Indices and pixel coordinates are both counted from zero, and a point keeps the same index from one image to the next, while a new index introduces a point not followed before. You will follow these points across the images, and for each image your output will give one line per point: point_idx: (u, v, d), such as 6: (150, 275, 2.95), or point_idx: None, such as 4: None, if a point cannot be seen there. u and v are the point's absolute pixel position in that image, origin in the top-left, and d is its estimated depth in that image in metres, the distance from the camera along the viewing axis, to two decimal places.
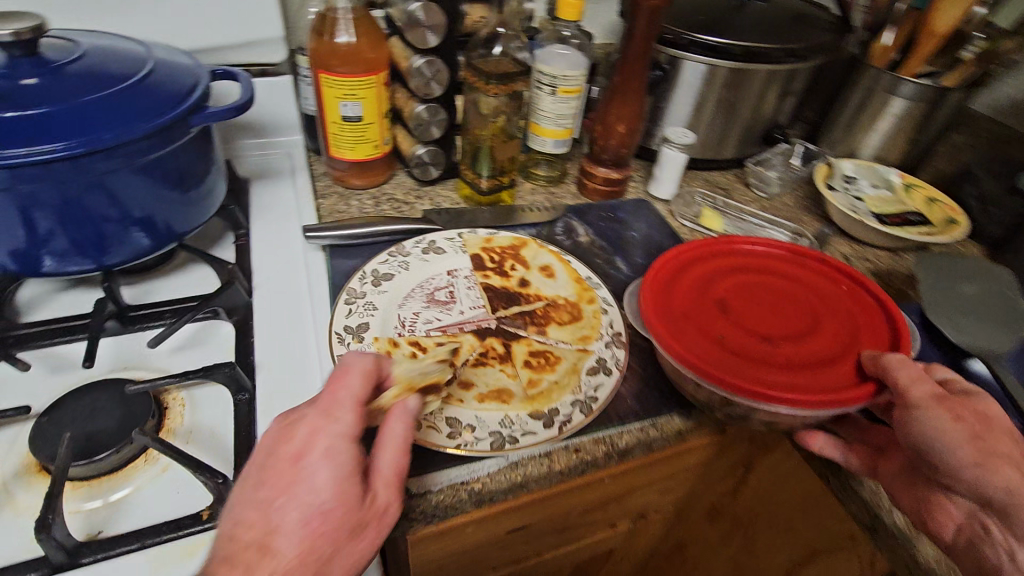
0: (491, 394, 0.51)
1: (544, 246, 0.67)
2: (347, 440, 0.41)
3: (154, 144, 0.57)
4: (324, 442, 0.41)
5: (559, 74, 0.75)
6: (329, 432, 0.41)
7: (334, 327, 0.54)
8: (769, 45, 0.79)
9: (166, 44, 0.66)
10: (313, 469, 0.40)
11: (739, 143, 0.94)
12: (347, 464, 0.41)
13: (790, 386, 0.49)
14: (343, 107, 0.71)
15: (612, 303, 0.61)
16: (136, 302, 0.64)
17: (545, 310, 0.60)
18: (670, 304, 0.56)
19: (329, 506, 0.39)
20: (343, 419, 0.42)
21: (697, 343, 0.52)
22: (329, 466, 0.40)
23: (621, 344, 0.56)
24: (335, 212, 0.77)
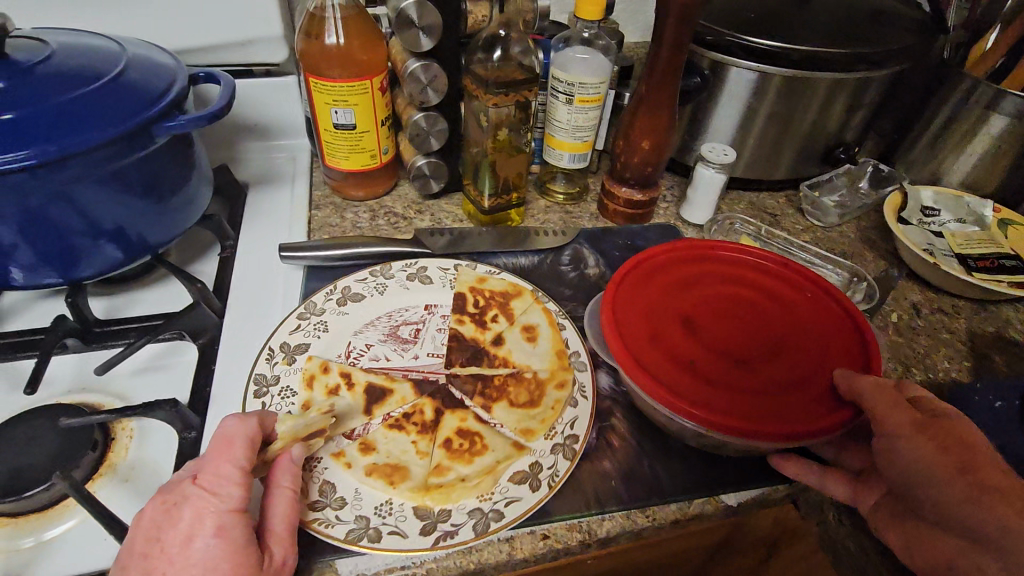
0: (382, 469, 0.46)
1: (541, 303, 0.59)
2: (236, 512, 0.38)
3: (120, 153, 0.54)
4: (186, 523, 0.36)
5: (576, 81, 0.66)
6: (215, 507, 0.37)
7: (269, 342, 0.53)
8: (832, 50, 0.66)
9: (147, 43, 0.63)
10: (204, 549, 0.36)
11: (794, 162, 0.81)
12: (227, 538, 0.37)
13: (751, 414, 0.45)
14: (334, 113, 0.65)
15: (586, 396, 0.50)
16: (109, 316, 0.61)
17: (504, 380, 0.54)
18: (632, 314, 0.52)
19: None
20: (228, 490, 0.38)
21: (655, 359, 0.48)
22: (222, 541, 0.36)
23: (567, 453, 0.46)
24: (328, 225, 0.72)
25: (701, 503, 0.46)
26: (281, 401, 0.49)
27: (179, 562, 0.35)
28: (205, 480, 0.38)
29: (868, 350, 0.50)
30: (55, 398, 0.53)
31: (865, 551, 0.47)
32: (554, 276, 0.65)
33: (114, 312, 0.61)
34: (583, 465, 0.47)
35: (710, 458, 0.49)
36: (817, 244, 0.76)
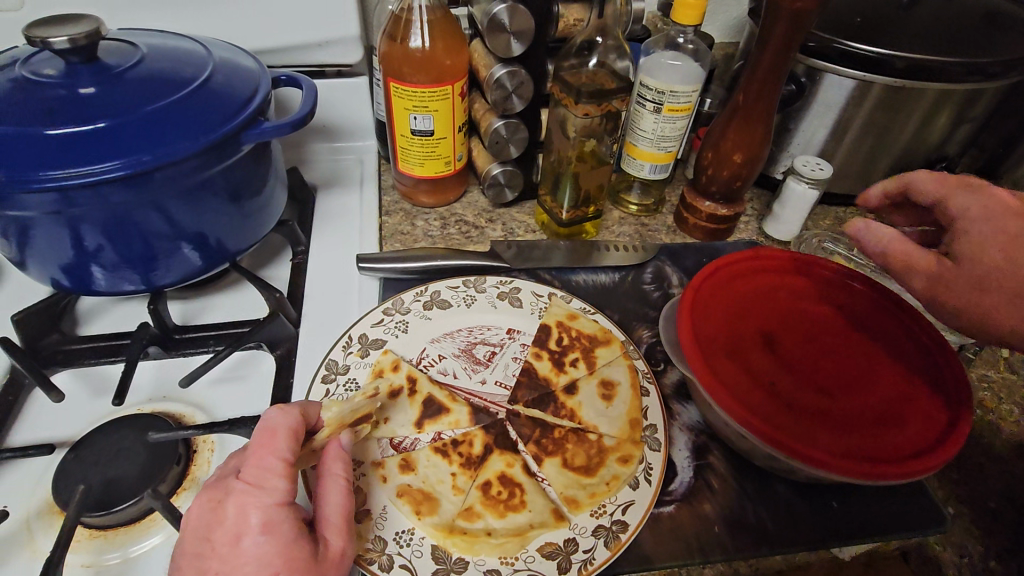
0: (415, 494, 0.41)
1: (629, 359, 0.51)
2: (284, 505, 0.35)
3: (208, 161, 0.52)
4: (234, 525, 0.33)
5: (666, 89, 0.62)
6: (261, 502, 0.34)
7: (350, 330, 0.51)
8: (948, 59, 0.61)
9: (228, 44, 0.61)
10: (255, 547, 0.33)
11: (889, 177, 0.76)
12: (283, 535, 0.33)
13: (834, 443, 0.40)
14: (413, 119, 0.63)
15: (651, 482, 0.42)
16: (186, 322, 0.60)
17: (564, 435, 0.47)
18: (707, 321, 0.47)
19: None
20: (273, 481, 0.35)
21: (730, 372, 0.44)
22: (273, 537, 0.33)
23: (610, 535, 0.39)
24: (398, 233, 0.70)
25: (810, 554, 0.43)
26: (345, 392, 0.47)
27: (231, 562, 0.32)
28: (249, 473, 0.35)
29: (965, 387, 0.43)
30: (138, 406, 0.53)
31: None
32: (636, 296, 0.62)
33: (190, 317, 0.61)
34: (682, 505, 0.44)
35: (821, 506, 0.45)
36: None
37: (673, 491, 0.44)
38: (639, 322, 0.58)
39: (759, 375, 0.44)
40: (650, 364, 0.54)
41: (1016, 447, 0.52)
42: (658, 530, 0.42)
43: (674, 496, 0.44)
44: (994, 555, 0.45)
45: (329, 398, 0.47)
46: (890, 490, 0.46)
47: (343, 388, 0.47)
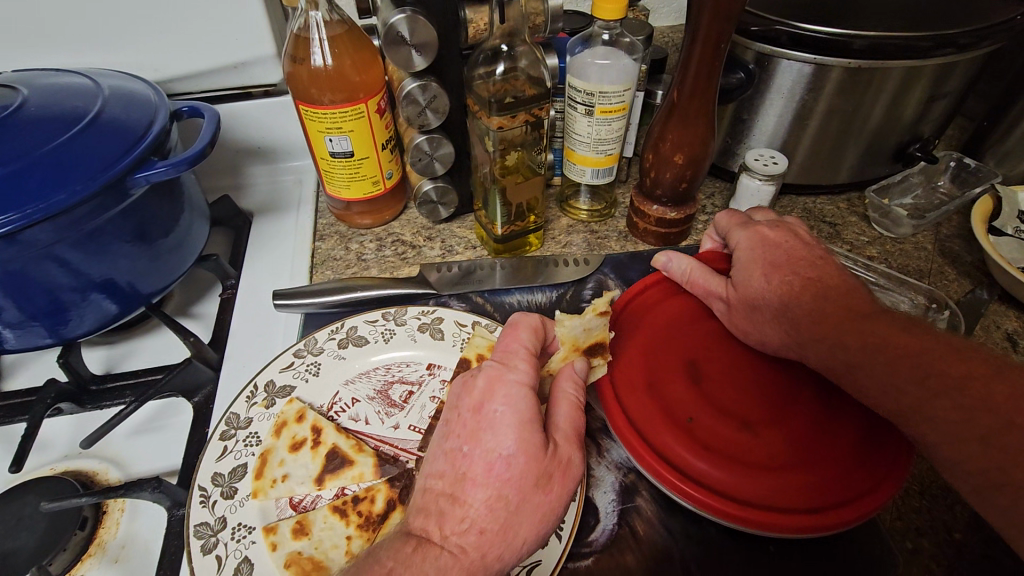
0: (304, 563, 0.39)
1: None
2: (529, 389, 0.38)
3: (101, 206, 0.50)
4: (489, 398, 0.37)
5: (595, 90, 0.57)
6: (509, 377, 0.38)
7: (255, 378, 0.48)
8: (907, 34, 0.55)
9: (126, 75, 0.59)
10: (497, 412, 0.36)
11: (858, 163, 0.70)
12: (525, 413, 0.36)
13: (758, 487, 0.37)
14: (329, 141, 0.60)
15: (562, 538, 0.39)
16: (107, 370, 0.58)
17: None
18: (624, 357, 0.45)
19: (526, 462, 0.34)
20: (520, 366, 0.39)
21: (646, 410, 0.41)
22: (514, 409, 0.36)
23: None
24: (330, 259, 0.67)
25: None
26: (244, 449, 0.44)
27: (477, 426, 0.36)
28: (498, 354, 0.40)
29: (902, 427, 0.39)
30: (50, 466, 0.51)
31: None
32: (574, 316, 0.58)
33: (113, 364, 0.59)
34: (601, 557, 0.40)
35: (755, 550, 0.41)
36: (885, 261, 0.66)
37: (592, 542, 0.41)
38: None
39: (680, 412, 0.41)
40: None
41: None
42: None
43: (594, 547, 0.41)
44: None
45: (226, 455, 0.43)
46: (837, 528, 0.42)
47: (242, 444, 0.44)
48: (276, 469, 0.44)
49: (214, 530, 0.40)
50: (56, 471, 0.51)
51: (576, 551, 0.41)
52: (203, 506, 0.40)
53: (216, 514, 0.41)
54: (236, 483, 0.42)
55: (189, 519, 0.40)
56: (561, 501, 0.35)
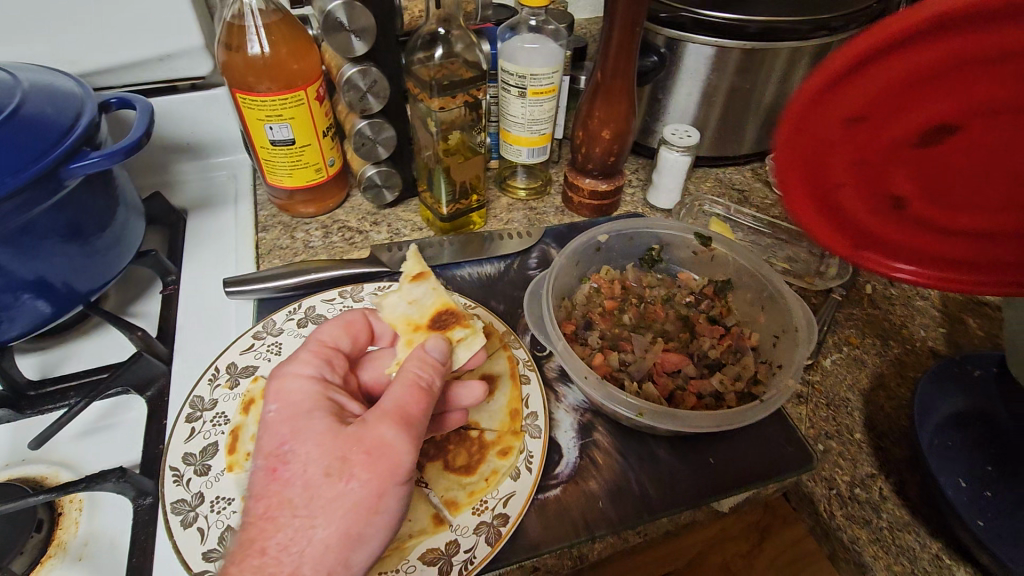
0: None
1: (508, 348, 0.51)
2: (315, 382, 0.38)
3: (30, 200, 0.48)
4: (273, 404, 0.36)
5: (527, 73, 0.62)
6: (296, 376, 0.37)
7: (216, 361, 0.48)
8: (790, 19, 0.63)
9: (42, 67, 0.56)
10: (269, 414, 0.36)
11: (759, 136, 0.79)
12: (305, 408, 0.35)
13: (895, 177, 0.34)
14: (269, 129, 0.60)
15: (531, 469, 0.43)
16: (43, 376, 0.55)
17: (446, 437, 0.45)
18: (858, 82, 0.31)
19: (308, 451, 0.33)
20: (306, 360, 0.39)
21: (835, 168, 0.36)
22: (287, 405, 0.36)
23: (494, 531, 0.40)
24: (277, 249, 0.67)
25: (691, 511, 0.45)
26: (213, 429, 0.45)
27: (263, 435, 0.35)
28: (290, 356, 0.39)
29: None
30: None
31: (858, 543, 0.44)
32: (523, 283, 0.62)
33: (49, 369, 0.56)
34: (568, 487, 0.44)
35: (698, 463, 0.47)
36: (786, 220, 0.75)
37: (559, 475, 0.45)
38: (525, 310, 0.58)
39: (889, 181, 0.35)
40: (534, 350, 0.54)
41: (880, 378, 0.55)
42: (545, 514, 0.43)
43: (560, 479, 0.45)
44: (858, 483, 0.47)
45: (195, 436, 0.44)
46: (763, 438, 0.49)
47: (209, 424, 0.45)
48: (248, 443, 0.44)
49: (194, 505, 0.40)
50: None
51: (544, 484, 0.45)
52: (178, 484, 0.41)
53: (192, 491, 0.41)
54: (210, 460, 0.43)
55: (165, 497, 0.40)
56: (373, 486, 0.33)
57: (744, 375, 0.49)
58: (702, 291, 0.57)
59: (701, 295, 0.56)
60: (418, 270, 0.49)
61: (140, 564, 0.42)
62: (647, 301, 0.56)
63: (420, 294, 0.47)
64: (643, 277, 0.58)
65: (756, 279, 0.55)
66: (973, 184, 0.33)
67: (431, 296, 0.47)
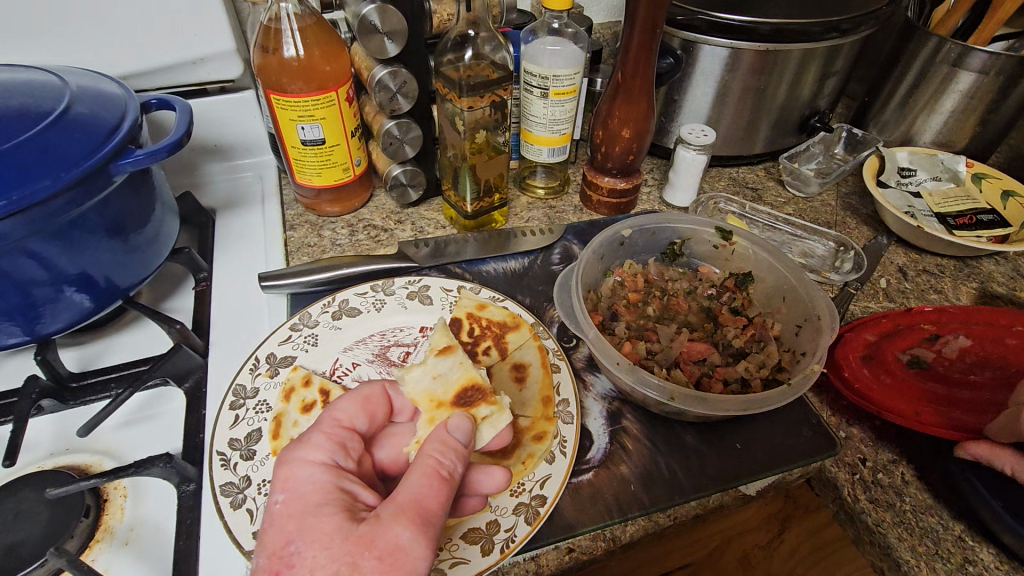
0: None
1: (537, 338, 0.52)
2: (326, 469, 0.35)
3: (79, 196, 0.49)
4: (281, 496, 0.34)
5: (550, 75, 0.64)
6: (308, 462, 0.35)
7: (256, 351, 0.50)
8: (804, 20, 0.65)
9: (86, 71, 0.58)
10: (275, 505, 0.34)
11: (772, 135, 0.81)
12: (315, 500, 0.33)
13: (912, 315, 0.56)
14: (300, 130, 0.62)
15: (566, 453, 0.44)
16: (83, 368, 0.57)
17: None
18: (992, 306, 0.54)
19: (315, 556, 0.31)
20: (319, 442, 0.36)
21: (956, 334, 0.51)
22: (296, 498, 0.34)
23: (528, 513, 0.41)
24: (305, 246, 0.69)
25: (721, 494, 0.46)
26: (256, 416, 0.46)
27: (267, 531, 0.33)
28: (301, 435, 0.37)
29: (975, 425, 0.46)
30: (38, 464, 0.49)
31: (883, 526, 0.46)
32: (547, 278, 0.63)
33: (89, 362, 0.57)
34: (600, 471, 0.46)
35: (725, 447, 0.48)
36: (800, 217, 0.77)
37: (591, 460, 0.46)
38: (550, 303, 0.60)
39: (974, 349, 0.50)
40: (562, 341, 0.55)
41: None
42: (579, 498, 0.44)
43: (591, 463, 0.46)
44: (880, 468, 0.49)
45: (239, 422, 0.46)
46: (788, 425, 0.50)
47: (252, 411, 0.47)
48: (291, 429, 0.46)
49: (241, 487, 0.42)
50: (44, 469, 0.49)
51: (577, 468, 0.46)
52: (225, 467, 0.43)
53: (239, 474, 0.43)
54: (253, 445, 0.44)
55: (214, 480, 0.42)
56: None
57: (769, 362, 0.50)
58: (724, 284, 0.58)
59: (722, 288, 0.58)
60: (445, 344, 0.47)
61: (187, 547, 0.43)
62: (670, 294, 0.58)
63: (445, 368, 0.45)
64: (665, 271, 0.60)
65: (775, 271, 0.57)
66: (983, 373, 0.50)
67: (457, 369, 0.45)
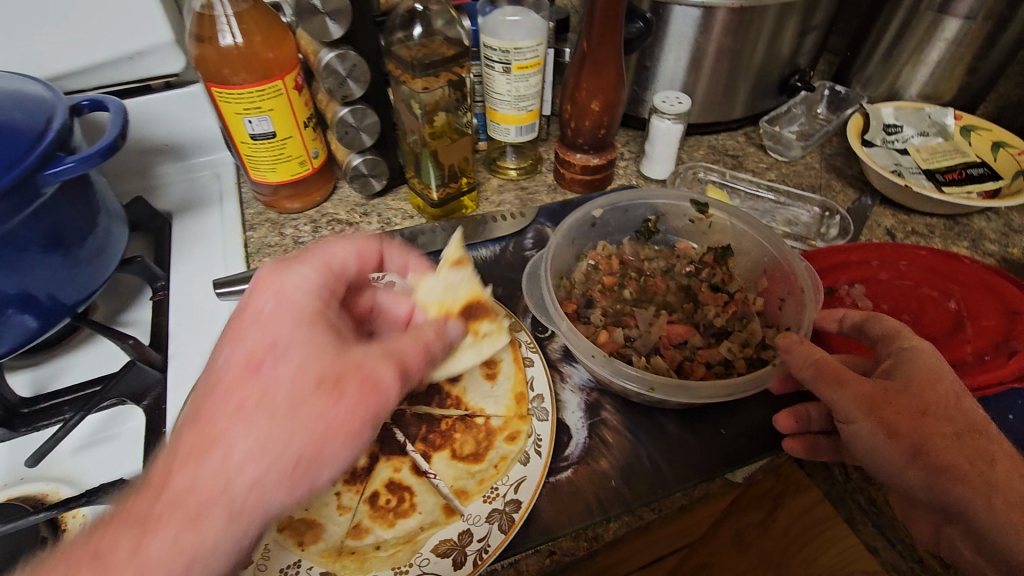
0: (296, 524, 0.38)
1: (507, 330, 0.49)
2: (316, 293, 0.36)
3: (7, 211, 0.46)
4: (269, 306, 0.34)
5: (510, 47, 0.60)
6: (297, 287, 0.36)
7: None
8: None
9: (10, 74, 0.54)
10: (261, 309, 0.34)
11: (751, 99, 0.77)
12: (305, 314, 0.34)
13: (835, 272, 0.56)
14: (248, 123, 0.58)
15: (541, 452, 0.42)
16: (36, 392, 0.54)
17: (451, 426, 0.45)
18: (886, 265, 0.56)
19: (301, 360, 0.32)
20: (308, 271, 0.37)
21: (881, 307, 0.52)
22: (285, 304, 0.35)
23: (504, 522, 0.38)
24: (266, 246, 0.66)
25: (706, 484, 0.44)
26: None
27: (248, 328, 0.33)
28: (300, 257, 0.38)
29: (979, 365, 0.47)
30: None
31: (876, 505, 0.44)
32: (519, 265, 0.60)
33: (42, 385, 0.55)
34: (579, 468, 0.44)
35: (709, 435, 0.46)
36: (782, 182, 0.74)
37: (569, 457, 0.44)
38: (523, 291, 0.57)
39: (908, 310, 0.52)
40: (536, 332, 0.53)
41: None
42: (558, 497, 0.42)
43: (570, 460, 0.44)
44: None
45: None
46: (777, 406, 0.47)
47: None
48: None
49: None
50: None
51: (554, 467, 0.44)
52: None
53: None
54: None
55: None
56: (352, 417, 0.31)
57: (752, 340, 0.48)
58: (702, 259, 0.56)
59: (701, 264, 0.55)
60: (458, 255, 0.45)
61: None
62: (646, 275, 0.55)
63: (457, 279, 0.44)
64: (642, 250, 0.57)
65: (756, 243, 0.53)
66: (918, 313, 0.52)
67: (467, 283, 0.44)
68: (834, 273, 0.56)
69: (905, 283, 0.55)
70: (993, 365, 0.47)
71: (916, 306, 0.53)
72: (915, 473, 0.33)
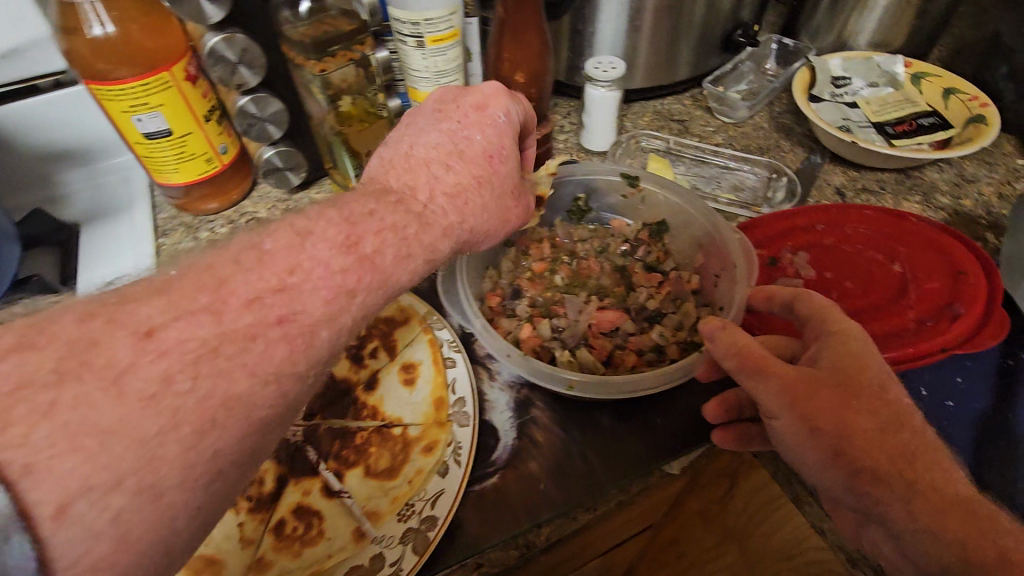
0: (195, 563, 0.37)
1: (426, 330, 0.46)
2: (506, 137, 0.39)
3: None
4: (489, 137, 0.38)
5: (420, 18, 0.52)
6: (491, 129, 0.38)
7: None
8: None
9: None
10: (478, 138, 0.37)
11: (695, 58, 0.73)
12: (507, 152, 0.39)
13: (778, 240, 0.53)
14: (138, 122, 0.53)
15: (460, 462, 0.39)
16: None
17: (366, 439, 0.42)
18: (830, 229, 0.53)
19: (496, 188, 0.38)
20: (491, 119, 0.38)
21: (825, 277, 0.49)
22: (490, 143, 0.38)
23: (416, 548, 0.36)
24: (179, 253, 0.61)
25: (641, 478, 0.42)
26: None
27: (453, 151, 0.37)
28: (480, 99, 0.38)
29: (921, 333, 0.45)
30: None
31: None
32: None
33: None
34: (506, 472, 0.41)
35: (644, 425, 0.43)
36: (729, 145, 0.70)
37: (496, 461, 0.41)
38: None
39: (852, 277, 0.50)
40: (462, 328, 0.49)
41: None
42: (483, 506, 0.39)
43: (497, 465, 0.41)
44: None
45: None
46: (715, 389, 0.45)
47: None
48: None
49: None
50: None
51: (481, 473, 0.41)
52: None
53: None
54: None
55: None
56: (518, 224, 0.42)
57: (685, 322, 0.46)
58: (637, 237, 0.53)
59: (636, 242, 0.52)
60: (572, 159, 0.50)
61: None
62: (579, 257, 0.52)
63: None
64: (574, 232, 0.54)
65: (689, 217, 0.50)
66: (864, 281, 0.49)
67: None
68: (777, 240, 0.53)
69: (850, 247, 0.52)
70: (935, 332, 0.45)
71: (861, 271, 0.50)
72: (837, 473, 0.31)
